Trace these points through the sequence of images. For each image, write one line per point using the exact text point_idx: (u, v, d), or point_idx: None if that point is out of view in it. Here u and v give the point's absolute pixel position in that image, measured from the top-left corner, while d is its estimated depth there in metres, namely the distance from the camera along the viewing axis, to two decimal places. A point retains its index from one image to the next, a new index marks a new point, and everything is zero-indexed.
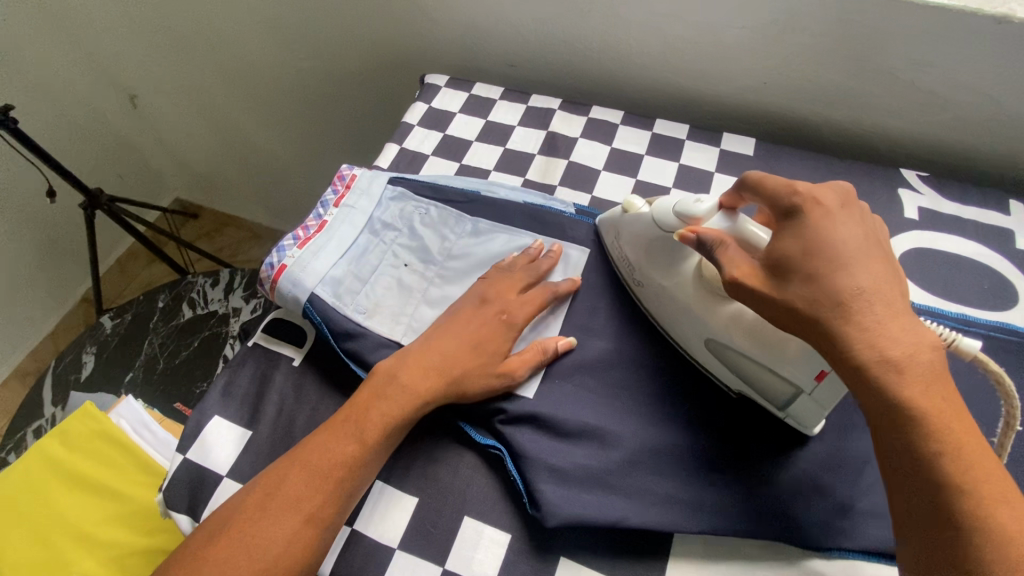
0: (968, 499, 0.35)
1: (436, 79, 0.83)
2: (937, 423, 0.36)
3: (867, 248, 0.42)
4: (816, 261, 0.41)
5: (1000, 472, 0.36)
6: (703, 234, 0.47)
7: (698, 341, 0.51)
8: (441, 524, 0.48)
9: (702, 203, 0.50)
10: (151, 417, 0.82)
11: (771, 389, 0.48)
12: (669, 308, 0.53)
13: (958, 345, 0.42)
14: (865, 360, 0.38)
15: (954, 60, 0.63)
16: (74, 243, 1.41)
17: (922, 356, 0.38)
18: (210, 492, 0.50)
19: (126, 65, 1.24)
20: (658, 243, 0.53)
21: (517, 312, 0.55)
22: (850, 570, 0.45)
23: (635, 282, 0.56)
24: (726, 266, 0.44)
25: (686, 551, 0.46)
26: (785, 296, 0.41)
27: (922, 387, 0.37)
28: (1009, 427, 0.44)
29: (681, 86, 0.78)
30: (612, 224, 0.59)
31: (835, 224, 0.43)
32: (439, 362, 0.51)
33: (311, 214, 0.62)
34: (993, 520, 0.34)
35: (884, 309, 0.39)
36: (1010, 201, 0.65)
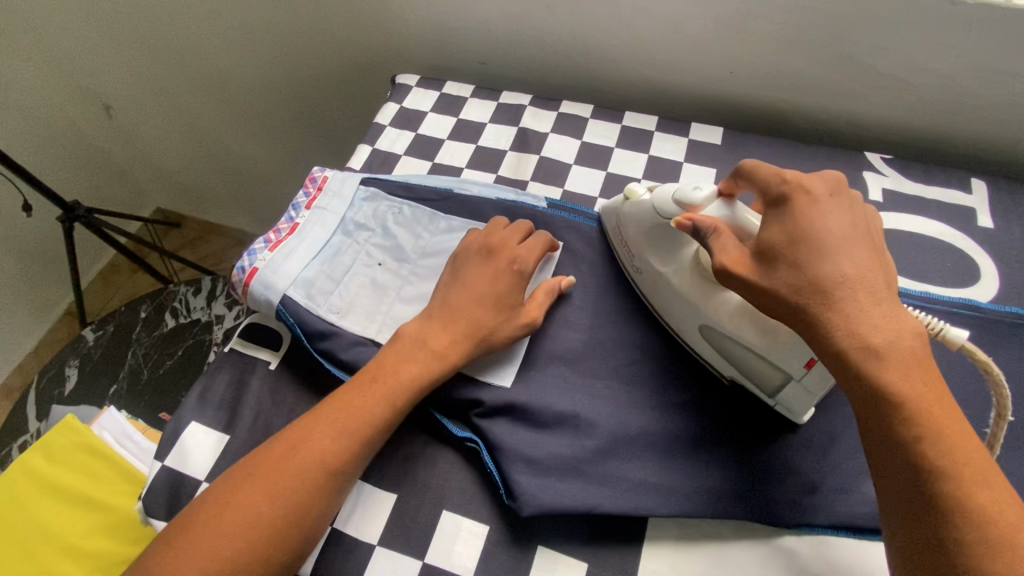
0: (947, 481, 0.35)
1: (407, 79, 0.84)
2: (918, 409, 0.37)
3: (852, 237, 0.43)
4: (800, 249, 0.42)
5: (984, 456, 0.37)
6: (698, 221, 0.47)
7: (692, 327, 0.52)
8: (420, 519, 0.49)
9: (701, 190, 0.49)
10: (135, 427, 0.80)
11: (761, 376, 0.49)
12: (666, 295, 0.53)
13: (946, 335, 0.44)
14: (844, 345, 0.39)
15: (914, 43, 0.63)
16: (55, 257, 1.40)
17: (903, 343, 0.38)
18: (189, 497, 0.51)
19: (99, 75, 1.23)
20: (653, 226, 0.54)
21: (528, 259, 0.56)
22: (818, 545, 0.46)
23: (635, 269, 0.57)
24: (717, 254, 0.45)
25: (660, 534, 0.47)
26: (772, 283, 0.42)
27: (904, 372, 0.38)
28: (1002, 418, 0.44)
29: (650, 78, 0.78)
30: (612, 211, 0.60)
31: (822, 214, 0.44)
32: (462, 322, 0.52)
33: (283, 217, 0.62)
34: (972, 501, 0.34)
35: (864, 296, 0.40)
36: (971, 179, 0.66)
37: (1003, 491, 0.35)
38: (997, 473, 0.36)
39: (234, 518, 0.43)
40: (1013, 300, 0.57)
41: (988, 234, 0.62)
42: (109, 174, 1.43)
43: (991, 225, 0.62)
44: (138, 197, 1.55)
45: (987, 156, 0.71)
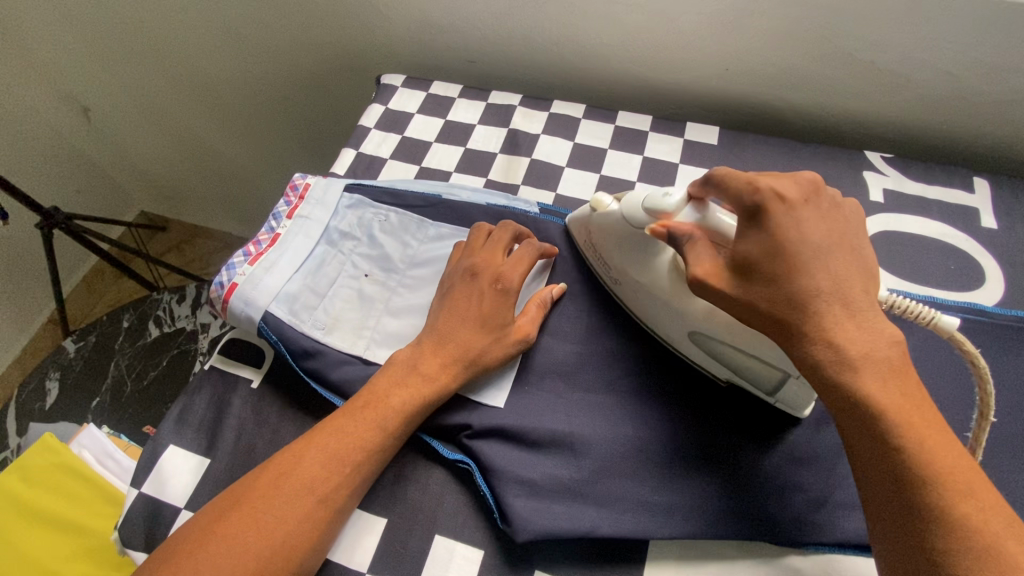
0: (930, 490, 0.34)
1: (393, 79, 0.81)
2: (898, 418, 0.36)
3: (827, 246, 0.41)
4: (777, 265, 0.40)
5: (967, 461, 0.36)
6: (673, 228, 0.45)
7: (682, 334, 0.50)
8: (411, 545, 0.46)
9: (671, 197, 0.48)
10: (116, 445, 0.78)
11: (759, 376, 0.48)
12: (647, 302, 0.52)
13: (938, 323, 0.43)
14: (822, 358, 0.38)
15: (917, 39, 0.62)
16: (35, 264, 1.36)
17: (878, 354, 0.37)
18: (167, 526, 0.48)
19: (75, 76, 1.19)
20: (626, 236, 0.52)
21: (512, 277, 0.53)
22: (826, 565, 0.44)
23: (612, 279, 0.55)
24: (692, 265, 0.43)
25: (663, 556, 0.45)
26: (746, 294, 0.41)
27: (880, 382, 0.37)
28: (984, 418, 0.43)
29: (643, 76, 0.76)
30: (581, 222, 0.57)
31: (796, 224, 0.41)
32: (454, 346, 0.50)
33: (263, 228, 0.59)
34: (955, 511, 0.34)
35: (840, 309, 0.39)
36: (974, 178, 0.65)
37: (987, 498, 0.34)
38: (983, 481, 0.35)
39: (215, 549, 0.41)
40: (1018, 304, 0.56)
41: (992, 235, 0.60)
42: (90, 178, 1.39)
43: (995, 226, 0.61)
44: (120, 201, 1.51)
45: (989, 153, 0.70)
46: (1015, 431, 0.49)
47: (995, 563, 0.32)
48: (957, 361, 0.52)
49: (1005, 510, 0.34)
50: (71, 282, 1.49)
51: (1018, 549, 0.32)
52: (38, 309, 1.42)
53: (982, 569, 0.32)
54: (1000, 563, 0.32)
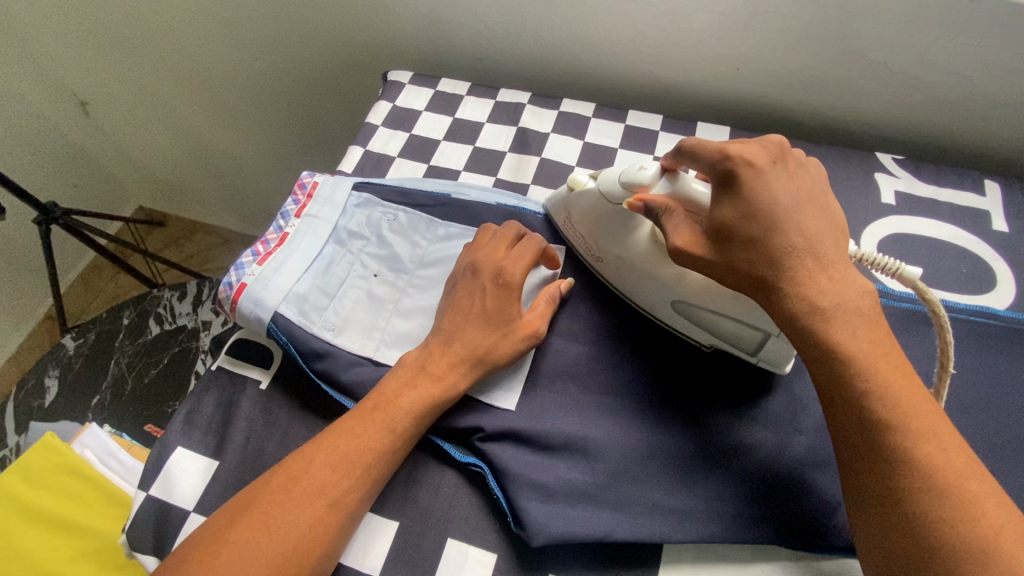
0: (896, 433, 0.36)
1: (400, 76, 0.80)
2: (867, 364, 0.38)
3: (798, 204, 0.43)
4: (751, 224, 0.42)
5: (932, 409, 0.38)
6: (650, 201, 0.47)
7: (663, 303, 0.51)
8: (424, 548, 0.46)
9: (647, 170, 0.49)
10: (120, 445, 0.76)
11: (741, 338, 0.49)
12: (629, 277, 0.53)
13: (902, 274, 0.45)
14: (797, 309, 0.40)
15: (930, 41, 0.61)
16: (33, 260, 1.34)
17: (852, 303, 0.40)
18: (176, 530, 0.48)
19: (73, 69, 1.17)
20: (606, 213, 0.53)
21: (514, 271, 0.52)
22: (841, 569, 0.44)
23: (593, 259, 0.56)
24: (671, 236, 0.45)
25: (679, 560, 0.45)
26: (726, 259, 0.43)
27: (850, 330, 0.39)
28: (944, 370, 0.44)
29: (653, 75, 0.76)
30: (561, 205, 0.58)
31: (767, 185, 0.43)
32: (460, 345, 0.49)
33: (271, 227, 0.59)
34: (918, 454, 0.35)
35: (812, 262, 0.41)
36: (985, 181, 0.65)
37: (949, 438, 0.36)
38: (946, 423, 0.37)
39: (227, 557, 0.40)
40: None
41: (1004, 238, 0.60)
42: (88, 173, 1.37)
43: (1006, 229, 0.61)
44: (119, 196, 1.49)
45: (1000, 155, 0.69)
46: None
47: (955, 501, 0.34)
48: (972, 364, 0.52)
49: (967, 454, 0.36)
50: (69, 278, 1.47)
51: (978, 488, 0.35)
52: (36, 305, 1.40)
53: (939, 505, 0.34)
54: (959, 500, 0.34)
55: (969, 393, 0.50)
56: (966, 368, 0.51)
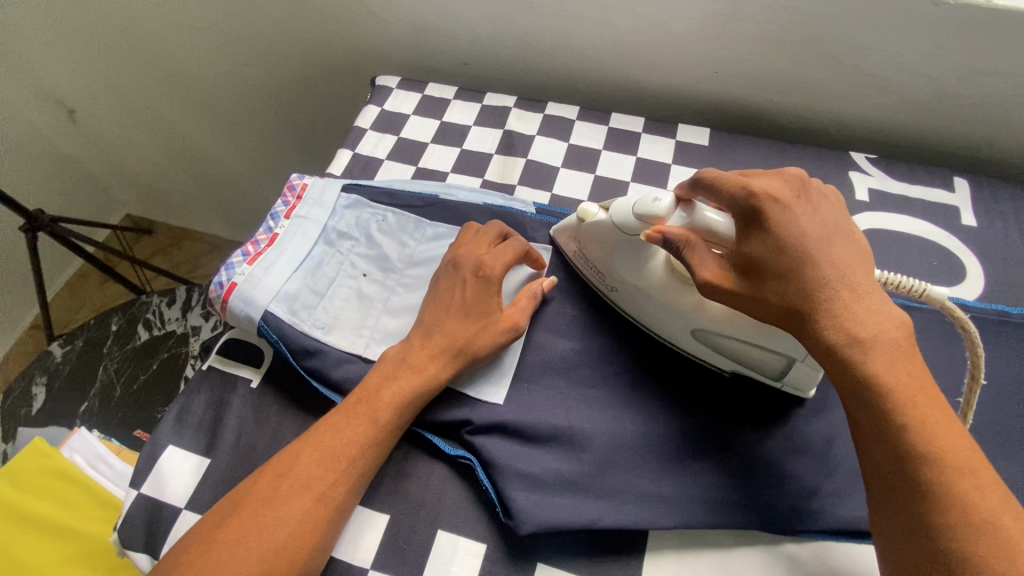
0: (932, 467, 0.36)
1: (388, 81, 0.81)
2: (905, 397, 0.38)
3: (832, 234, 0.43)
4: (779, 260, 0.42)
5: (968, 443, 0.38)
6: (668, 233, 0.46)
7: (684, 332, 0.51)
8: (415, 540, 0.47)
9: (661, 201, 0.49)
10: (108, 449, 0.78)
11: (763, 363, 0.49)
12: (647, 306, 0.53)
13: (930, 295, 0.46)
14: (834, 341, 0.40)
15: (898, 45, 0.64)
16: (20, 268, 1.33)
17: (887, 335, 0.40)
18: (168, 527, 0.48)
19: (59, 78, 1.16)
20: (618, 243, 0.52)
21: (493, 264, 0.53)
22: (820, 551, 0.46)
23: (607, 287, 0.56)
24: (698, 271, 0.44)
25: (661, 544, 0.46)
26: (757, 284, 0.43)
27: (889, 363, 0.39)
28: (974, 380, 0.46)
29: (634, 78, 0.78)
30: (568, 231, 0.58)
31: (793, 219, 0.43)
32: (442, 336, 0.51)
33: (261, 228, 0.60)
34: (956, 488, 0.35)
35: (849, 294, 0.41)
36: (953, 178, 0.67)
37: (984, 476, 0.36)
38: (981, 460, 0.37)
39: (218, 558, 0.41)
40: (998, 298, 0.58)
41: (972, 232, 0.63)
42: (75, 181, 1.37)
43: (974, 223, 0.63)
44: (106, 203, 1.49)
45: (968, 153, 0.72)
46: (997, 417, 0.50)
47: (990, 535, 0.34)
48: (943, 351, 0.54)
49: (1002, 490, 0.36)
50: (56, 286, 1.46)
51: (1012, 524, 0.35)
52: (22, 314, 1.39)
53: (977, 540, 0.34)
54: (995, 536, 0.34)
55: (940, 380, 0.52)
56: (939, 356, 0.53)
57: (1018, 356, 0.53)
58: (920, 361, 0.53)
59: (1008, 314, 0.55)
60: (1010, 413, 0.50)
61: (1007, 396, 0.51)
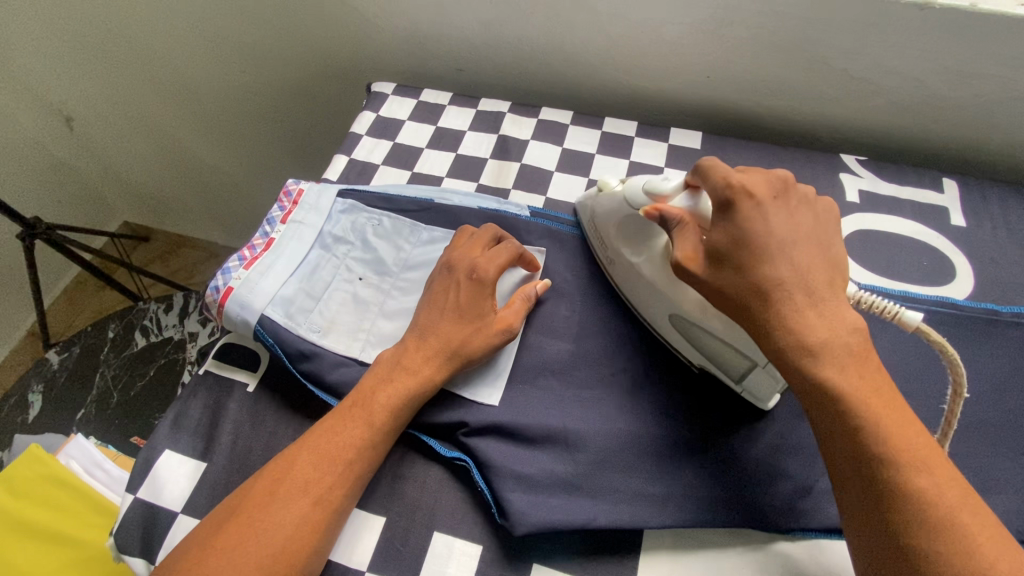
0: (886, 468, 0.36)
1: (383, 87, 0.82)
2: (857, 400, 0.38)
3: (794, 237, 0.44)
4: (742, 251, 0.43)
5: (926, 440, 0.38)
6: (666, 211, 0.46)
7: (663, 315, 0.52)
8: (411, 542, 0.47)
9: (669, 181, 0.49)
10: (104, 455, 0.78)
11: (729, 362, 0.49)
12: (637, 286, 0.53)
13: (902, 317, 0.44)
14: (785, 345, 0.40)
15: (884, 49, 0.65)
16: (17, 276, 1.33)
17: (841, 339, 0.40)
18: (164, 531, 0.48)
19: (57, 87, 1.17)
20: (625, 218, 0.53)
21: (487, 268, 0.54)
22: (814, 550, 0.46)
23: (608, 260, 0.57)
24: (677, 248, 0.45)
25: (655, 544, 0.46)
26: (717, 282, 0.44)
27: (841, 367, 0.39)
28: (957, 395, 0.44)
29: (627, 83, 0.79)
30: (590, 206, 0.60)
31: (764, 216, 0.44)
32: (436, 339, 0.51)
33: (257, 233, 0.60)
34: (915, 487, 0.36)
35: (802, 299, 0.41)
36: (942, 179, 0.68)
37: (944, 474, 0.36)
38: (942, 459, 0.37)
39: (216, 563, 0.41)
40: (988, 297, 0.58)
41: (962, 232, 0.63)
42: (72, 189, 1.37)
43: (964, 224, 0.64)
44: (104, 211, 1.49)
45: (958, 154, 0.73)
46: (988, 414, 0.51)
47: (944, 535, 0.34)
48: (934, 351, 0.54)
49: (960, 487, 0.36)
50: (53, 294, 1.46)
51: (971, 521, 0.35)
52: (19, 321, 1.39)
53: (934, 536, 0.34)
54: (952, 532, 0.34)
55: (933, 380, 0.53)
56: (930, 356, 0.54)
57: (1009, 354, 0.54)
58: (911, 361, 0.53)
59: (998, 313, 0.56)
60: (1000, 410, 0.51)
61: (997, 394, 0.52)
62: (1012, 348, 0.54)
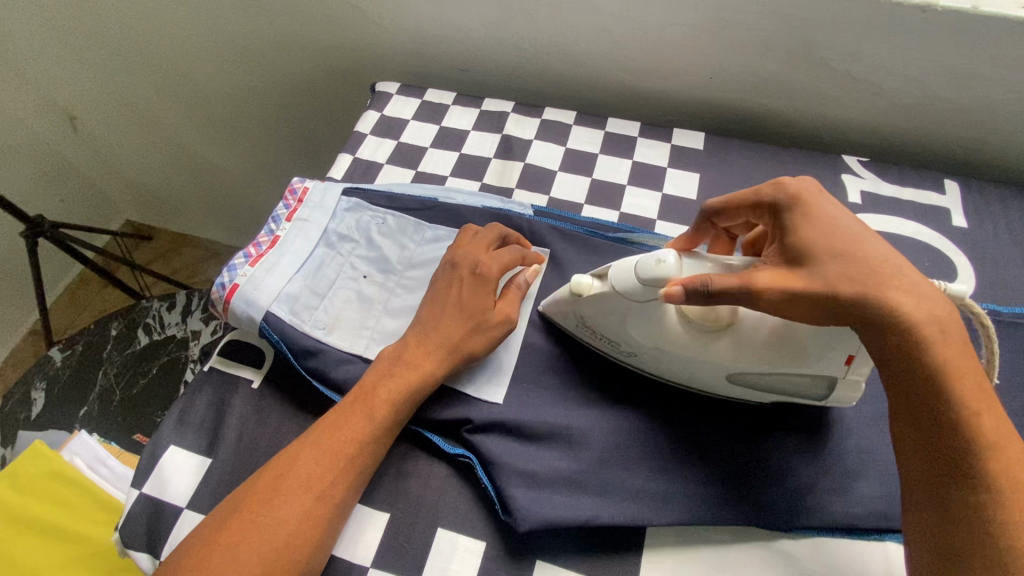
0: (993, 458, 0.36)
1: (388, 87, 0.83)
2: (968, 388, 0.38)
3: (871, 226, 0.44)
4: (844, 237, 0.42)
5: (1011, 431, 0.38)
6: (692, 280, 0.42)
7: (720, 380, 0.49)
8: (414, 538, 0.47)
9: (663, 260, 0.46)
10: (108, 452, 0.79)
11: (806, 389, 0.48)
12: (670, 364, 0.50)
13: (949, 293, 0.44)
14: (909, 327, 0.39)
15: (887, 51, 0.65)
16: (21, 273, 1.33)
17: (950, 324, 0.39)
18: (170, 526, 0.48)
19: (63, 85, 1.18)
20: (627, 309, 0.48)
21: (489, 263, 0.54)
22: (816, 547, 0.46)
23: (624, 354, 0.52)
24: (756, 281, 0.41)
25: (658, 541, 0.47)
26: (822, 276, 0.40)
27: (954, 351, 0.38)
28: (989, 377, 0.46)
29: (630, 83, 0.79)
30: (563, 303, 0.53)
31: (841, 207, 0.44)
32: (437, 334, 0.51)
33: (262, 230, 0.60)
34: (1018, 477, 0.36)
35: (912, 280, 0.41)
36: (944, 180, 0.68)
37: None
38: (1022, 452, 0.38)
39: (221, 558, 0.41)
40: (989, 297, 0.59)
41: (963, 233, 0.64)
42: (75, 187, 1.37)
43: (965, 225, 0.64)
44: (107, 209, 1.50)
45: (959, 155, 0.73)
46: None
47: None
48: None
49: None
50: (56, 291, 1.47)
51: None
52: (22, 318, 1.40)
53: None
54: None
55: None
56: None
57: (1009, 354, 0.54)
58: None
59: (999, 313, 0.56)
60: None
61: (998, 394, 0.52)
62: (1013, 348, 0.54)
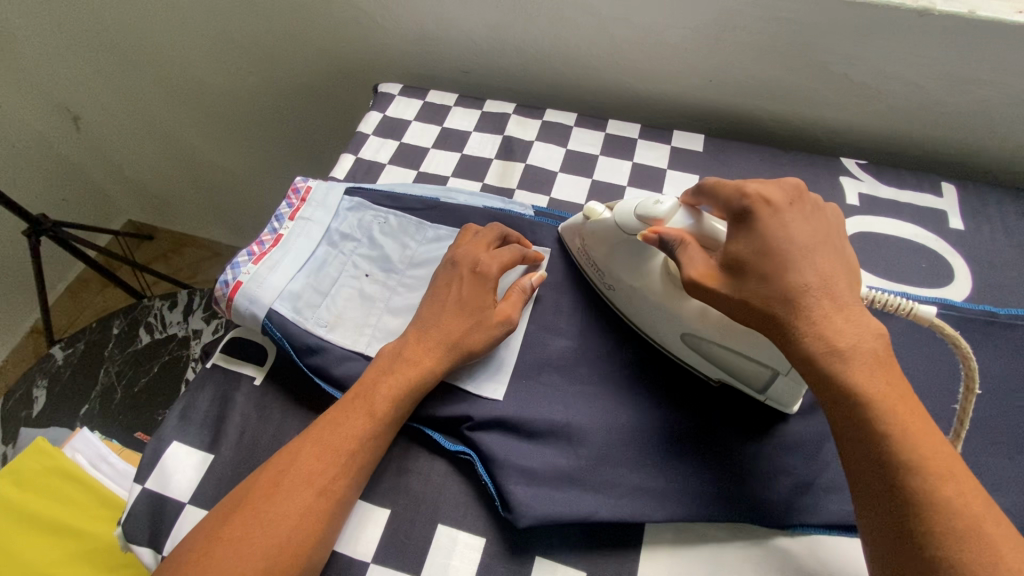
0: (914, 476, 0.36)
1: (390, 88, 0.83)
2: (886, 406, 0.38)
3: (814, 243, 0.44)
4: (765, 261, 0.43)
5: (946, 450, 0.37)
6: (664, 233, 0.48)
7: (674, 335, 0.52)
8: (414, 534, 0.48)
9: (662, 204, 0.50)
10: (109, 449, 0.79)
11: (750, 374, 0.50)
12: (640, 307, 0.53)
13: (917, 313, 0.46)
14: (814, 349, 0.40)
15: (885, 55, 0.66)
16: (22, 271, 1.34)
17: (867, 343, 0.40)
18: (172, 521, 0.49)
19: (65, 85, 1.18)
20: (619, 241, 0.54)
21: (489, 263, 0.55)
22: (813, 545, 0.46)
23: (606, 286, 0.57)
24: (686, 268, 0.45)
25: (658, 538, 0.47)
26: (740, 294, 0.43)
27: (868, 371, 0.39)
28: (969, 390, 0.45)
29: (632, 86, 0.80)
30: (575, 229, 0.59)
31: (783, 224, 0.44)
32: (436, 331, 0.52)
33: (266, 229, 0.61)
34: (938, 496, 0.35)
35: (829, 302, 0.41)
36: (941, 183, 0.69)
37: (966, 484, 0.36)
38: (963, 468, 0.37)
39: (223, 553, 0.41)
40: (985, 299, 0.59)
41: (960, 235, 0.64)
42: (77, 187, 1.38)
43: (962, 227, 0.65)
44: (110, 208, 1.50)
45: (956, 158, 0.74)
46: (984, 413, 0.52)
47: (972, 543, 0.34)
48: (934, 352, 0.55)
49: (984, 498, 0.36)
50: (57, 290, 1.47)
51: (993, 531, 0.34)
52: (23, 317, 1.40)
53: (960, 547, 0.34)
54: (978, 541, 0.34)
55: (931, 379, 0.53)
56: (929, 356, 0.55)
57: (1004, 355, 0.54)
58: (910, 361, 0.54)
59: (995, 315, 0.56)
60: (995, 411, 0.52)
61: (994, 394, 0.53)
62: (1008, 349, 0.55)
